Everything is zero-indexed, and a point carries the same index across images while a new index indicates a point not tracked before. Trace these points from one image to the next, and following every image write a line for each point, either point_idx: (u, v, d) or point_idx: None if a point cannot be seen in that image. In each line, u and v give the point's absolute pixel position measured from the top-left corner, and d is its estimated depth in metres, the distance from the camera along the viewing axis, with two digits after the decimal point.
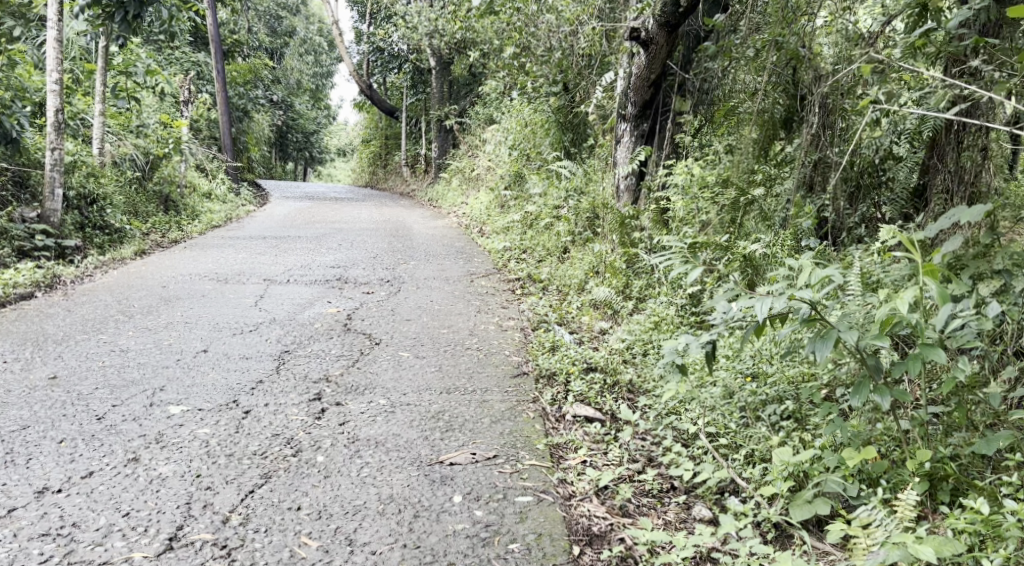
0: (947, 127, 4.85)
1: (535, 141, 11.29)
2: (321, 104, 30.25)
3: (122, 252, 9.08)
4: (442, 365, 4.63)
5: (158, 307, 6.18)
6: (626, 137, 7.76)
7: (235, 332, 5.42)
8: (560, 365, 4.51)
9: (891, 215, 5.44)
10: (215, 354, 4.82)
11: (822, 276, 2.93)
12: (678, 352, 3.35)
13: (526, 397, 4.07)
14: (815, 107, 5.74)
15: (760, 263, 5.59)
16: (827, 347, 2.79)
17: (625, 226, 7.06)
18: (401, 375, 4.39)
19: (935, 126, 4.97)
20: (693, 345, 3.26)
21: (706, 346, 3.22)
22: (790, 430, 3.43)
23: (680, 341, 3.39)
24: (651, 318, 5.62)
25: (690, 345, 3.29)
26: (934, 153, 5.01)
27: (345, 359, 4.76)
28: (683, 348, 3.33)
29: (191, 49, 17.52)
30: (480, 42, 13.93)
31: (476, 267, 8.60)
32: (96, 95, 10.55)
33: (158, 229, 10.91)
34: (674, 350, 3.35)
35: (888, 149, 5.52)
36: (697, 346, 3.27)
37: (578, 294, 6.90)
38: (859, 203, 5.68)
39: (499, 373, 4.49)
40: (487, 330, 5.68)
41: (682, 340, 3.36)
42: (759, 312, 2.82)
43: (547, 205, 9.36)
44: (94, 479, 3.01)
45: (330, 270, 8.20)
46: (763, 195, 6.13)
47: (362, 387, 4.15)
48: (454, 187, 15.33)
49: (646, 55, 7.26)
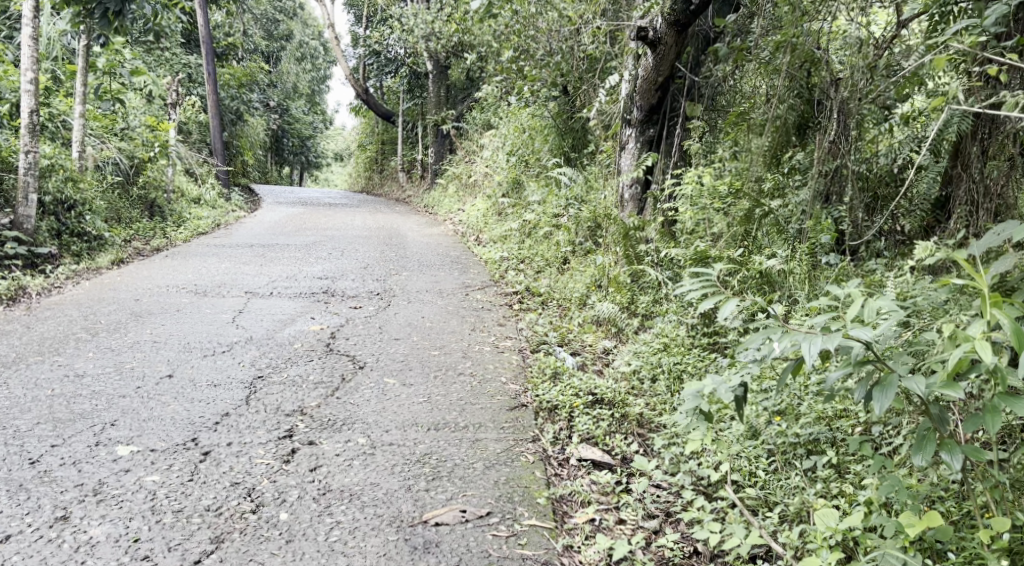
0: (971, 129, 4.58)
1: (533, 146, 10.83)
2: (316, 109, 29.84)
3: (100, 262, 8.61)
4: (431, 396, 4.15)
5: (127, 324, 5.72)
6: (632, 143, 7.26)
7: (206, 353, 4.95)
8: (563, 397, 4.03)
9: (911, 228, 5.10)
10: (181, 380, 4.35)
11: (877, 308, 2.49)
12: (703, 394, 2.91)
13: (525, 435, 3.61)
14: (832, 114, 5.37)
15: (777, 281, 5.20)
16: (887, 398, 2.33)
17: (628, 237, 6.42)
18: (385, 408, 3.92)
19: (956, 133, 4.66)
20: (721, 387, 2.81)
21: (736, 390, 2.77)
22: (829, 481, 3.04)
23: (704, 381, 2.94)
24: (658, 339, 5.20)
25: (717, 387, 2.84)
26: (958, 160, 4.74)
27: (324, 387, 4.29)
28: (709, 389, 2.89)
29: (182, 50, 17.03)
30: (477, 45, 13.52)
31: (472, 278, 8.15)
32: (77, 96, 10.08)
33: (141, 236, 10.45)
34: (697, 391, 2.90)
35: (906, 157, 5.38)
36: (727, 387, 2.82)
37: (579, 310, 6.46)
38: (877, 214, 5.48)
39: (495, 405, 4.02)
40: (482, 352, 5.22)
41: (707, 380, 2.92)
42: (803, 355, 2.36)
43: (546, 214, 8.93)
44: (11, 545, 2.60)
45: (316, 281, 7.73)
46: (779, 205, 5.70)
47: (340, 423, 3.69)
48: (450, 194, 14.91)
49: (654, 56, 6.79)
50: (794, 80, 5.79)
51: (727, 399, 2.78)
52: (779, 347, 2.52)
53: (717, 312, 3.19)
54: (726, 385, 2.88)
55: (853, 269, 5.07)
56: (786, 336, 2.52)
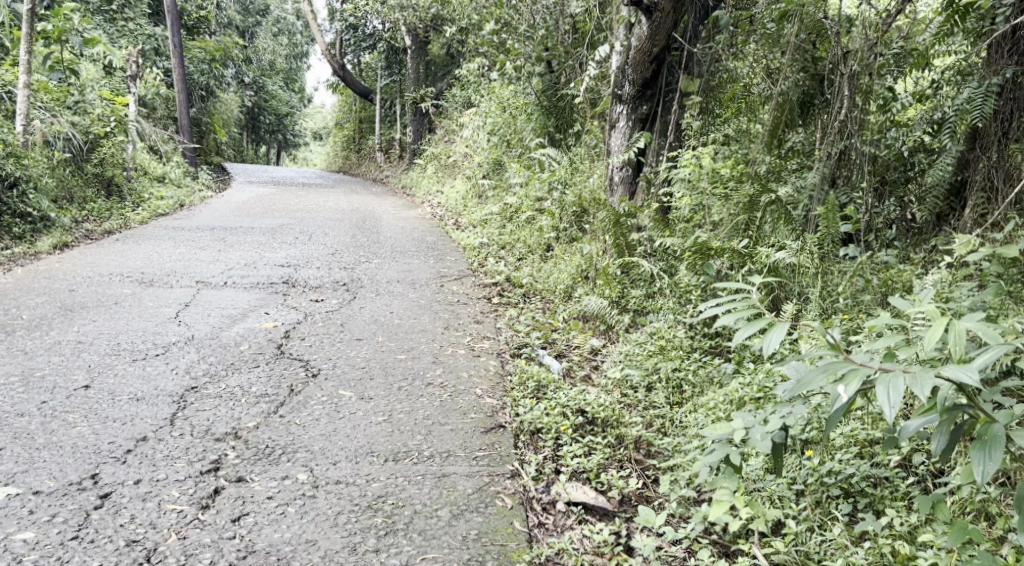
0: (992, 112, 4.35)
1: (515, 126, 10.14)
2: (293, 86, 28.76)
3: (41, 246, 7.85)
4: (393, 414, 3.53)
5: (52, 320, 5.02)
6: (622, 121, 6.48)
7: (135, 357, 4.28)
8: (546, 418, 3.42)
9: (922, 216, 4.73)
10: (99, 393, 3.67)
11: (959, 335, 1.90)
12: (733, 437, 2.44)
13: (501, 470, 3.00)
14: (844, 88, 4.81)
15: (786, 276, 4.62)
16: (993, 463, 1.77)
17: (619, 224, 5.59)
18: (335, 433, 3.28)
19: (982, 116, 4.33)
20: (755, 431, 2.29)
21: (773, 435, 2.25)
22: (874, 536, 2.54)
23: (735, 423, 2.47)
24: (653, 341, 4.60)
25: (751, 431, 2.33)
26: (976, 142, 4.50)
27: (267, 403, 3.63)
28: (741, 431, 2.40)
29: (147, 21, 16.06)
30: (458, 18, 12.75)
31: (447, 266, 7.51)
32: (21, 66, 9.20)
33: (93, 218, 9.67)
34: (728, 434, 2.42)
35: (918, 140, 4.86)
36: (762, 431, 2.28)
37: (564, 303, 5.84)
38: (885, 200, 4.92)
39: (467, 427, 3.40)
40: (455, 356, 4.59)
41: (738, 422, 2.44)
42: (880, 406, 1.72)
43: (528, 197, 8.33)
44: None
45: (276, 269, 7.05)
46: (786, 190, 5.08)
47: (278, 452, 3.07)
48: (428, 174, 14.19)
49: (648, 25, 5.99)
50: (797, 54, 5.29)
51: (764, 448, 2.26)
52: (839, 387, 1.86)
53: (743, 329, 2.53)
54: (758, 426, 2.39)
55: (870, 264, 4.52)
56: (853, 373, 1.87)
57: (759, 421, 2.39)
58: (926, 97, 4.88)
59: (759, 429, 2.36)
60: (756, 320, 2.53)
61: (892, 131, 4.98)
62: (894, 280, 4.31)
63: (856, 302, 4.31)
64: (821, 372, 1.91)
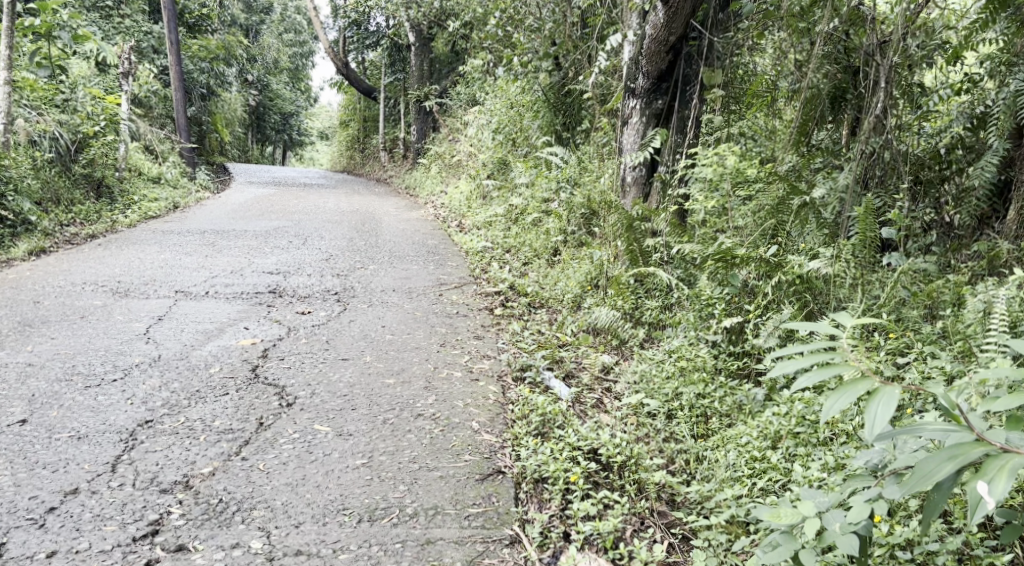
0: None
1: (521, 124, 9.59)
2: (299, 85, 28.30)
3: (16, 252, 7.36)
4: (376, 453, 3.05)
5: (6, 339, 4.53)
6: (634, 118, 5.66)
7: (87, 383, 3.78)
8: (552, 464, 2.92)
9: (962, 220, 4.20)
10: (36, 429, 3.18)
11: None
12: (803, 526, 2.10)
13: (501, 538, 2.59)
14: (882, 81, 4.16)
15: (821, 288, 4.00)
16: None
17: (631, 228, 4.96)
18: (303, 482, 2.80)
19: None
20: (835, 523, 1.98)
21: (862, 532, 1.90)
22: None
23: (805, 506, 2.11)
24: (672, 360, 4.03)
25: (829, 523, 1.99)
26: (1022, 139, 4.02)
27: (230, 441, 3.12)
28: (813, 519, 2.07)
29: (145, 17, 15.55)
30: (463, 12, 12.19)
31: (447, 272, 6.99)
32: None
33: (77, 220, 9.14)
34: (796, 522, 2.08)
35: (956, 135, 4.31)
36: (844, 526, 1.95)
37: (572, 315, 5.31)
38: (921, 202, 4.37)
39: (457, 473, 2.91)
40: (448, 379, 4.09)
41: (808, 506, 2.10)
42: None
43: (535, 198, 7.82)
44: None
45: (264, 277, 6.55)
46: (816, 192, 4.53)
47: (230, 509, 2.65)
48: (432, 174, 13.69)
49: (665, 11, 5.22)
50: (828, 44, 4.69)
51: (849, 546, 1.93)
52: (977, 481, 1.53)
53: (837, 401, 1.77)
54: (833, 511, 2.08)
55: (912, 273, 4.00)
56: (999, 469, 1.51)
57: (836, 504, 2.07)
58: (965, 89, 4.34)
59: (839, 519, 2.00)
60: (851, 386, 1.76)
61: (927, 129, 4.45)
62: (941, 292, 3.76)
63: (900, 317, 3.73)
64: (946, 457, 1.56)
